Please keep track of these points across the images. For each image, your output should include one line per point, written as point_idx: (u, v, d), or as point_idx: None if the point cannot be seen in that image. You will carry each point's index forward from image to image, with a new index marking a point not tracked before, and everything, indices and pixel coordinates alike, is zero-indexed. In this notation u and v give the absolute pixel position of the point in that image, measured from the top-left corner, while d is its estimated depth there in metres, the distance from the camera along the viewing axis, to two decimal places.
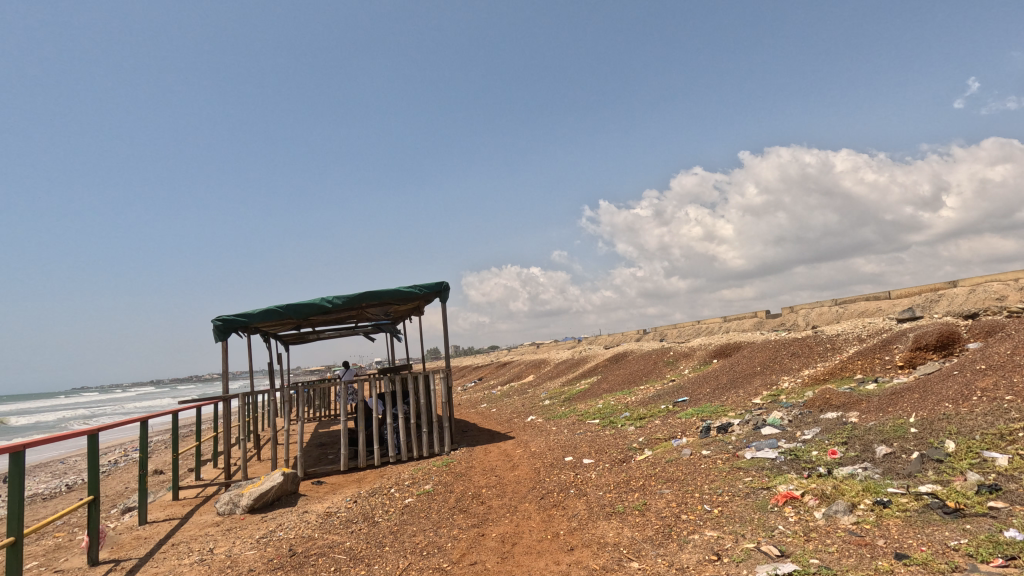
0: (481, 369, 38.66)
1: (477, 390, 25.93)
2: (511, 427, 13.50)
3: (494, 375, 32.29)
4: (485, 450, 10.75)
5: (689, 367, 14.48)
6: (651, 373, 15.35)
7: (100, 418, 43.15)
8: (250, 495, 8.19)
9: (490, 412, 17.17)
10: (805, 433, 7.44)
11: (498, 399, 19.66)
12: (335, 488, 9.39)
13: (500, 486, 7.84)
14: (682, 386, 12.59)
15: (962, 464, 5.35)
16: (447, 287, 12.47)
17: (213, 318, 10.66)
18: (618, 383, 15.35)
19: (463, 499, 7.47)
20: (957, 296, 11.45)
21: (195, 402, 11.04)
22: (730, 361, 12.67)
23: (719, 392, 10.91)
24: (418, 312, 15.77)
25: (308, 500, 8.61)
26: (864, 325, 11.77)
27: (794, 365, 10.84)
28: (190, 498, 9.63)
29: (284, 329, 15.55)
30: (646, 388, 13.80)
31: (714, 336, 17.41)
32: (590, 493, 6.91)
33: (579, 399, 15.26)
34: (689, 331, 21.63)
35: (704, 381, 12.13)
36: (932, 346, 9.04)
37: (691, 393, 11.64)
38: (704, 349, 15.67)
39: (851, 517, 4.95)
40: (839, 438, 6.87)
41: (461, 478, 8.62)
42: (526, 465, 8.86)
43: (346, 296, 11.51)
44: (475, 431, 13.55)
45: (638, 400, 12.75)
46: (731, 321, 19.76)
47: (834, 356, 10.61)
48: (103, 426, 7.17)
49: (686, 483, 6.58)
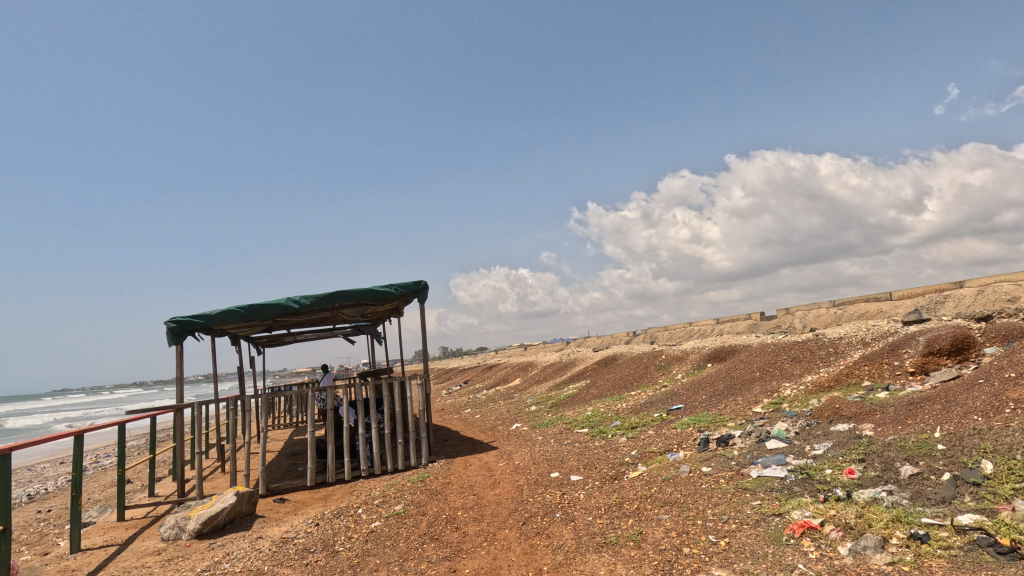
0: (468, 372, 37.82)
1: (462, 393, 25.05)
2: (494, 436, 12.70)
3: (480, 378, 31.44)
4: (465, 463, 9.94)
5: (682, 372, 13.77)
6: (642, 378, 14.62)
7: (71, 422, 41.58)
8: (199, 519, 7.29)
9: (474, 418, 16.34)
10: (815, 448, 6.73)
11: (483, 405, 18.83)
12: (297, 508, 8.50)
13: (478, 507, 7.02)
14: (675, 393, 11.88)
15: (1005, 489, 4.65)
16: (425, 287, 11.63)
17: (166, 319, 9.71)
18: (608, 389, 14.61)
19: (436, 523, 6.64)
20: (964, 297, 10.86)
21: (146, 411, 10.02)
22: (727, 365, 11.98)
23: (716, 399, 10.20)
24: (397, 313, 14.89)
25: (265, 523, 7.72)
26: (867, 327, 11.14)
27: (796, 370, 10.15)
28: (137, 520, 8.67)
29: (253, 330, 14.54)
30: (637, 394, 13.07)
31: (707, 339, 16.75)
32: (578, 519, 6.12)
33: (566, 405, 14.51)
34: (680, 334, 20.98)
35: (700, 387, 11.42)
36: (946, 351, 8.40)
37: (686, 401, 10.92)
38: (697, 353, 14.98)
39: (884, 555, 4.21)
40: (855, 455, 6.16)
41: (437, 497, 7.79)
42: (508, 481, 8.05)
43: (315, 296, 10.61)
44: (456, 440, 12.72)
45: (630, 407, 12.01)
46: (724, 324, 19.11)
47: (839, 361, 9.94)
48: (19, 445, 6.18)
49: (686, 507, 5.82)
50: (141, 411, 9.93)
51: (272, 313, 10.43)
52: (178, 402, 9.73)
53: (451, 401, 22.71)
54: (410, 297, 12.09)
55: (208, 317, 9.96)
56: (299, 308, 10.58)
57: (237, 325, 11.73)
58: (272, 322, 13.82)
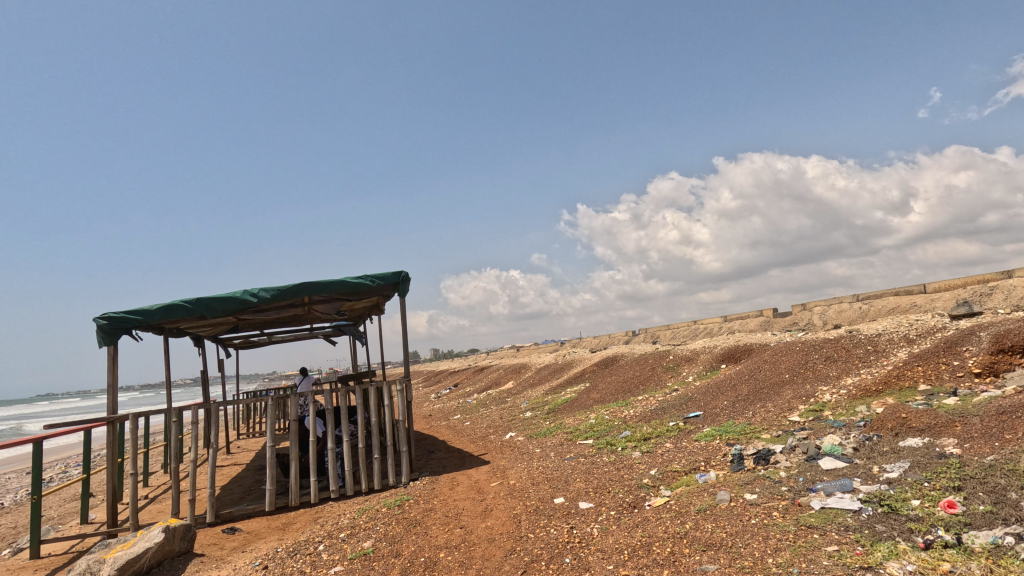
0: (458, 375, 36.44)
1: (452, 397, 23.64)
2: (486, 448, 11.29)
3: (472, 380, 30.01)
4: (452, 483, 8.54)
5: (694, 374, 12.44)
6: (649, 380, 13.27)
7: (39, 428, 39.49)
8: (115, 563, 5.75)
9: (464, 425, 14.94)
10: (887, 470, 5.38)
11: (474, 410, 17.44)
12: (247, 542, 7.03)
13: (465, 546, 5.62)
14: (691, 398, 10.56)
15: None
16: (406, 279, 10.16)
17: (95, 316, 8.20)
18: (611, 393, 13.25)
19: (413, 569, 5.23)
20: (1016, 287, 9.62)
21: (76, 424, 8.39)
22: (747, 366, 10.64)
23: (740, 407, 8.86)
24: (377, 310, 13.41)
25: (202, 565, 6.23)
26: (909, 322, 9.85)
27: (832, 372, 8.83)
28: (52, 560, 7.11)
29: (216, 328, 12.96)
30: (645, 399, 11.70)
31: (717, 337, 15.46)
32: (596, 566, 4.72)
33: (565, 411, 13.15)
34: (684, 333, 19.68)
35: (719, 391, 10.07)
36: (1020, 348, 7.12)
37: (706, 408, 9.55)
38: (709, 353, 13.65)
39: None
40: (948, 481, 4.81)
41: (415, 530, 6.36)
42: (502, 509, 6.64)
43: (276, 289, 9.11)
44: (443, 452, 11.31)
45: (639, 414, 10.65)
46: (733, 321, 17.81)
47: (882, 361, 8.62)
48: None
49: (736, 552, 4.45)
50: (71, 423, 8.17)
51: (226, 309, 8.90)
52: (111, 414, 8.12)
53: (439, 406, 21.29)
54: (391, 291, 10.62)
55: (147, 314, 8.49)
56: (258, 302, 9.05)
57: (190, 321, 10.21)
58: (237, 320, 12.31)
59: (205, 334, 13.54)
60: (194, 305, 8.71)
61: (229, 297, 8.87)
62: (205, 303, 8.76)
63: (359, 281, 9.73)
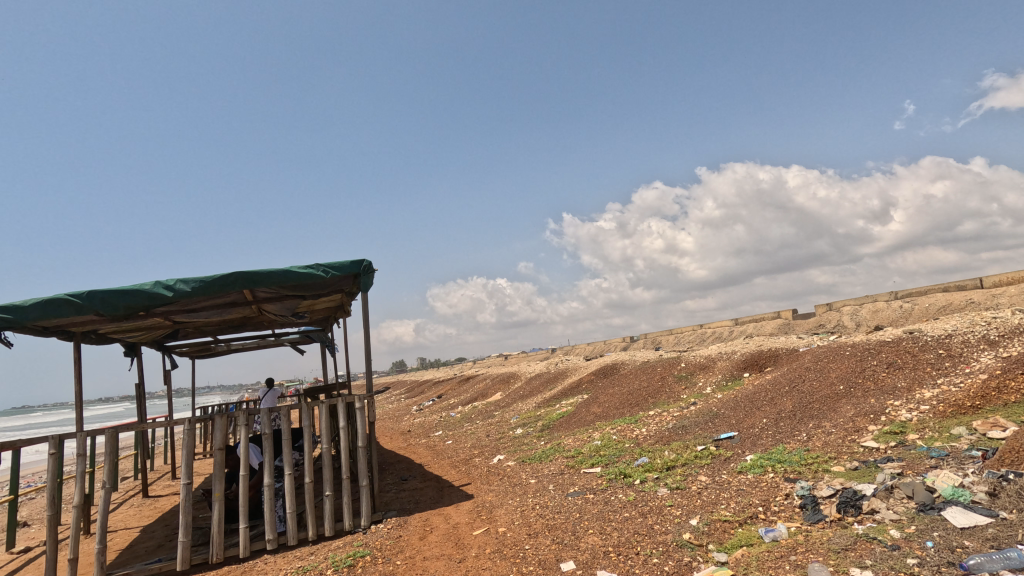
0: (443, 385, 34.37)
1: (435, 410, 21.65)
2: (469, 476, 9.37)
3: (457, 391, 27.95)
4: (424, 530, 6.60)
5: (713, 386, 10.66)
6: (659, 392, 11.47)
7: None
8: None
9: (446, 445, 13.00)
10: None
11: (458, 426, 15.51)
12: None
13: None
14: (717, 414, 8.76)
15: None
16: (370, 269, 8.20)
17: None
18: (615, 407, 11.39)
19: None
20: None
21: None
22: (784, 375, 8.85)
23: (787, 426, 7.09)
24: (344, 311, 11.44)
25: None
26: (982, 321, 8.14)
27: (900, 382, 7.07)
28: None
29: (150, 332, 10.88)
30: (658, 415, 9.88)
31: (731, 342, 13.74)
32: None
33: (562, 429, 11.29)
34: (689, 338, 17.92)
35: (753, 406, 8.27)
36: None
37: (740, 427, 7.74)
38: (727, 360, 11.87)
39: None
40: None
41: None
42: None
43: (197, 280, 7.12)
44: (416, 482, 9.36)
45: (653, 434, 8.81)
46: (745, 324, 16.11)
47: (964, 368, 6.88)
48: None
49: None
50: None
51: (130, 305, 6.91)
52: None
53: (420, 420, 19.30)
54: (352, 286, 8.66)
55: (19, 311, 6.54)
56: (174, 297, 7.06)
57: (101, 322, 8.20)
58: (174, 323, 10.27)
59: (140, 340, 11.47)
60: (86, 301, 6.73)
61: (133, 290, 6.88)
62: (100, 298, 6.76)
63: (308, 271, 7.75)
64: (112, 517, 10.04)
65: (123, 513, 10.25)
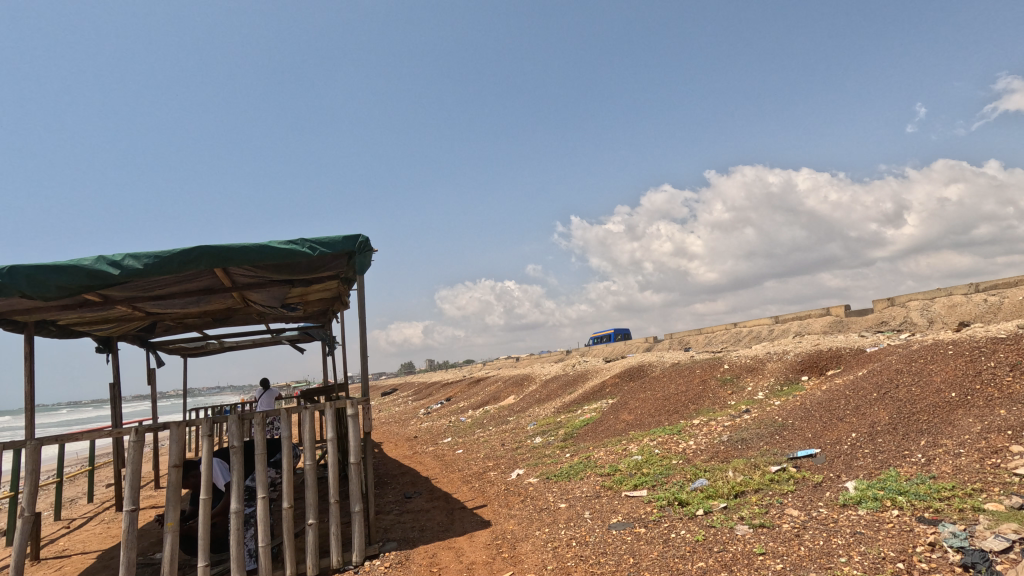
0: (451, 388, 32.91)
1: (443, 414, 20.26)
2: (483, 495, 7.92)
3: (467, 394, 26.46)
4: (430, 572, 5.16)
5: (767, 391, 9.17)
6: (702, 397, 9.99)
7: None
8: None
9: (456, 455, 11.56)
10: None
11: (470, 433, 14.06)
12: None
13: None
14: (785, 424, 7.27)
15: None
16: (365, 249, 6.82)
17: None
18: (650, 414, 9.93)
19: None
20: None
21: None
22: (865, 379, 7.35)
23: (890, 443, 5.59)
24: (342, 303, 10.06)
25: None
26: None
27: None
28: None
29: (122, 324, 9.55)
30: (706, 425, 8.41)
31: (778, 341, 12.22)
32: None
33: (590, 438, 9.83)
34: (723, 338, 16.40)
35: (833, 416, 6.78)
36: None
37: (822, 443, 6.24)
38: (779, 361, 10.36)
39: None
40: None
41: None
42: None
43: (149, 256, 5.75)
44: (421, 501, 7.92)
45: (706, 448, 7.34)
46: (788, 322, 14.57)
47: None
48: None
49: None
50: None
51: (65, 286, 5.58)
52: None
53: (428, 425, 17.87)
54: (346, 271, 7.27)
55: None
56: (121, 276, 5.70)
57: (48, 309, 6.84)
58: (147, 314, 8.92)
59: (112, 333, 10.18)
60: (6, 279, 5.41)
61: (68, 267, 5.56)
62: (27, 275, 5.45)
63: (291, 248, 6.38)
64: (73, 537, 8.69)
65: (85, 533, 8.88)
